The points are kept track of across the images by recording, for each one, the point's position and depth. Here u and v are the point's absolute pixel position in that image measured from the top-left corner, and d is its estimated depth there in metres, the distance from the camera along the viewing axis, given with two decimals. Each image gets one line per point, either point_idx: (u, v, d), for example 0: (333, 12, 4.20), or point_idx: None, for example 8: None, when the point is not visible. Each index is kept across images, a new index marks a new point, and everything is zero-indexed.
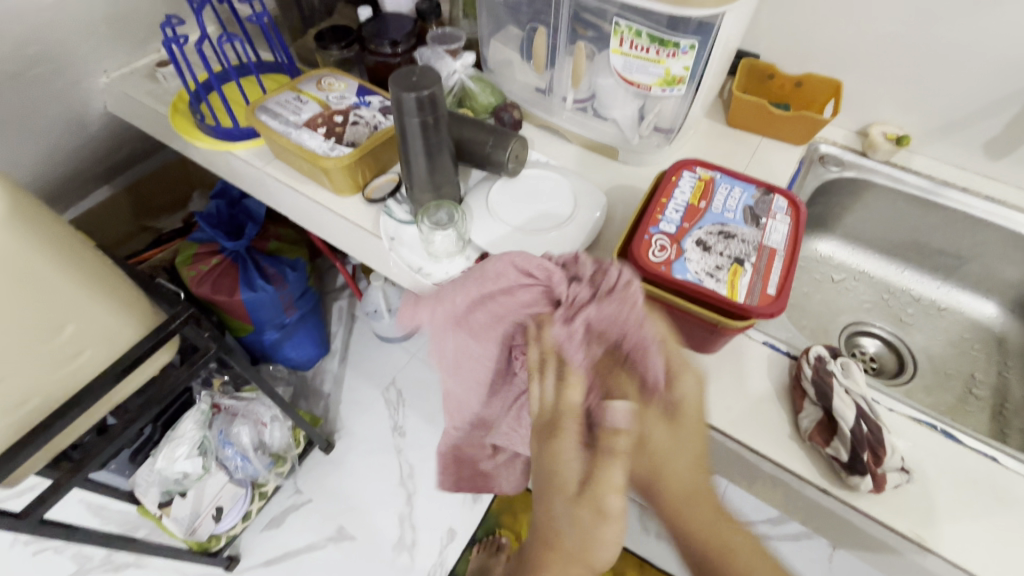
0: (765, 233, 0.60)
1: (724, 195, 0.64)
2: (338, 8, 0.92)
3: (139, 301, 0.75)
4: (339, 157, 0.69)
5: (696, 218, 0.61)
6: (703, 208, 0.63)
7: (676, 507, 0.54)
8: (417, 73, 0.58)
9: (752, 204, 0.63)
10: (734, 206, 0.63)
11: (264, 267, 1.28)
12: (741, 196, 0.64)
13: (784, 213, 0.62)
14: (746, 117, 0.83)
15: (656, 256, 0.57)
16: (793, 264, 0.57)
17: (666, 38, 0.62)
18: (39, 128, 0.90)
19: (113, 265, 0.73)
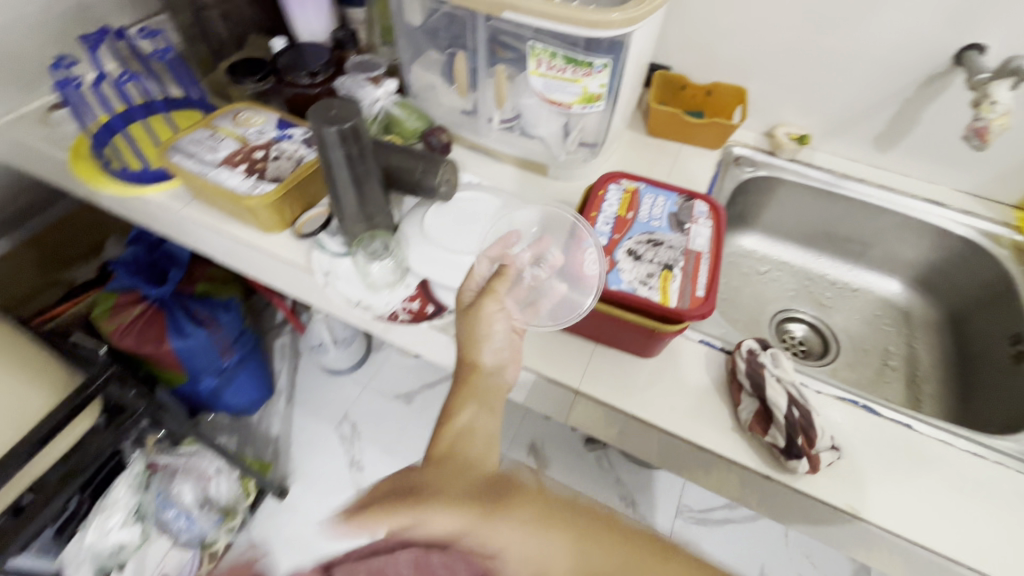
0: (690, 238, 0.63)
1: (650, 204, 0.67)
2: (250, 39, 0.90)
3: (34, 357, 0.74)
4: (263, 195, 0.67)
5: (625, 229, 0.64)
6: (631, 218, 0.66)
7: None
8: (337, 105, 0.57)
9: (676, 210, 0.66)
10: (660, 213, 0.66)
11: (194, 310, 1.22)
12: (664, 204, 0.67)
13: (706, 218, 0.65)
14: (666, 126, 0.88)
15: (590, 269, 0.60)
16: (718, 264, 0.60)
17: (581, 58, 0.64)
18: None
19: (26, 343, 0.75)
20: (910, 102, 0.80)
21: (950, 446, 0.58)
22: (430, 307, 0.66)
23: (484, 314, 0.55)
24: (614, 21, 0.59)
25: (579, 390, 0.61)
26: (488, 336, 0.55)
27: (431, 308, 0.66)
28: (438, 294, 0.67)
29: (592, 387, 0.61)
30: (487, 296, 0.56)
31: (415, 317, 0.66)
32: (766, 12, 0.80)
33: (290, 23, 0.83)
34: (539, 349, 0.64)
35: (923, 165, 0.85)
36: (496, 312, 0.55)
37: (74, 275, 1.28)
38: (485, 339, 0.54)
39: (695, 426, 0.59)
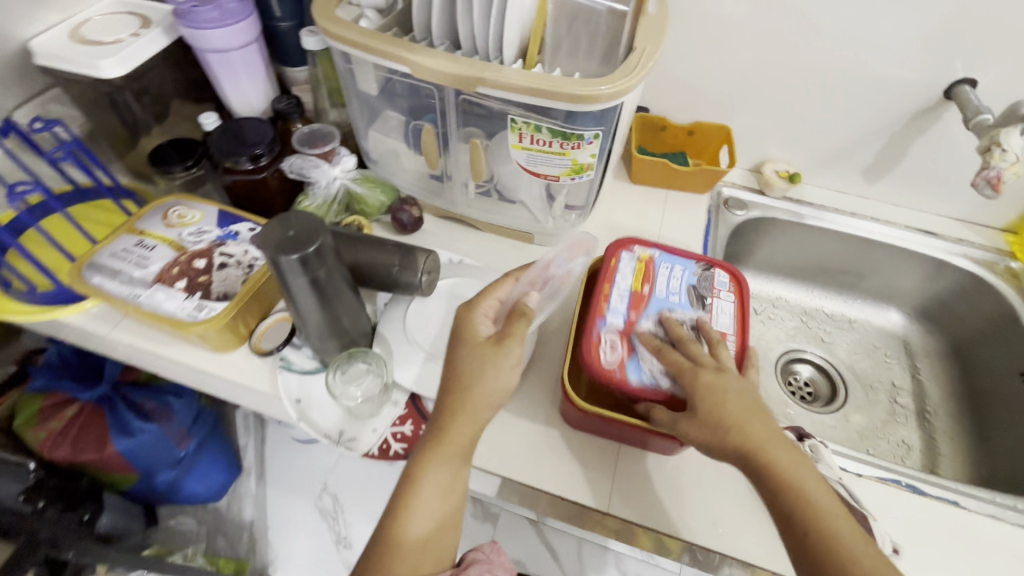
0: (713, 314, 0.58)
1: (666, 276, 0.61)
2: (173, 105, 0.77)
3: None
4: (212, 318, 0.56)
5: (642, 305, 0.57)
6: (647, 292, 0.59)
7: (780, 481, 0.44)
8: (294, 224, 0.47)
9: (695, 283, 0.60)
10: (679, 287, 0.60)
11: (140, 402, 1.02)
12: (682, 275, 0.61)
13: (728, 290, 0.60)
14: (651, 174, 0.82)
15: (608, 358, 0.53)
16: (745, 348, 0.55)
17: (569, 132, 0.57)
18: None
19: None
20: (899, 135, 0.77)
21: (1000, 522, 0.55)
22: None
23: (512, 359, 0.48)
24: (602, 94, 0.52)
25: (610, 513, 0.53)
26: (505, 386, 0.49)
27: None
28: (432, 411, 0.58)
29: (622, 507, 0.53)
30: (511, 339, 0.49)
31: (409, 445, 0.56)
32: (749, 51, 0.75)
33: (220, 93, 0.72)
34: (556, 465, 0.56)
35: (913, 194, 0.83)
36: (511, 357, 0.49)
37: None
38: (477, 382, 0.48)
39: (740, 540, 0.52)
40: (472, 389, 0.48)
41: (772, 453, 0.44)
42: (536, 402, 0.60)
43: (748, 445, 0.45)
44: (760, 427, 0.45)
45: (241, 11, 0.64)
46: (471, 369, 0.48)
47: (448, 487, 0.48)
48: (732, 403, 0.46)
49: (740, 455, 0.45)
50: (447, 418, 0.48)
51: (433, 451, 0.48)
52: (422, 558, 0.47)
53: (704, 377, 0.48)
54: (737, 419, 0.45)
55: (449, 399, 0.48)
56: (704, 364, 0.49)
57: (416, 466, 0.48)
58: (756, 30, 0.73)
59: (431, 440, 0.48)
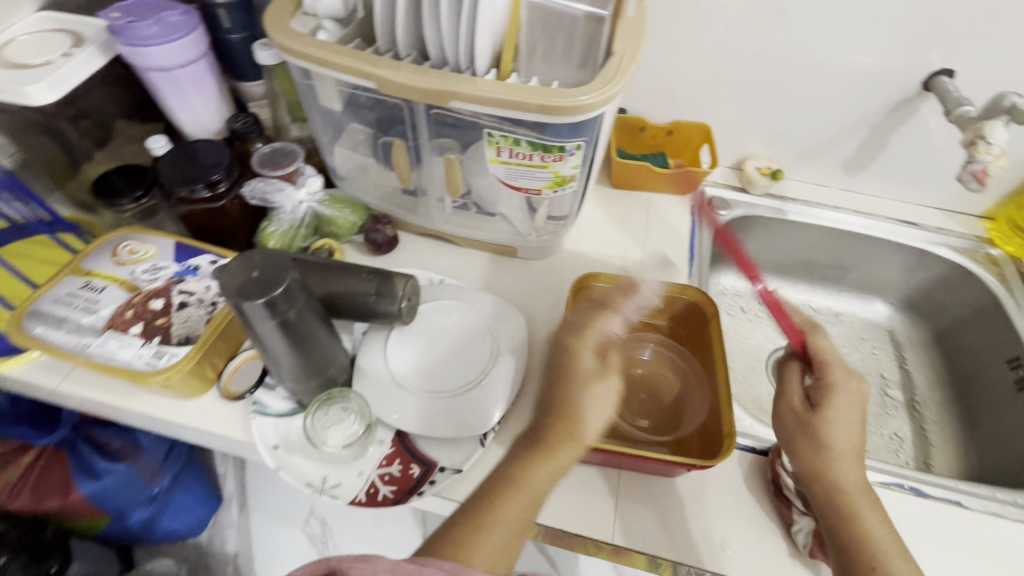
0: None
1: None
2: (117, 126, 0.72)
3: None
4: (173, 366, 0.52)
5: None
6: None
7: (843, 501, 0.44)
8: (256, 265, 0.43)
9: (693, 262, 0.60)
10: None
11: (105, 441, 0.95)
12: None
13: (704, 265, 0.61)
14: (632, 177, 0.79)
15: None
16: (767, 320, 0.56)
17: (550, 144, 0.53)
18: None
19: None
20: (878, 128, 0.77)
21: (1003, 520, 0.55)
22: (414, 468, 0.53)
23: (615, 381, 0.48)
24: (582, 105, 0.49)
25: (614, 544, 0.51)
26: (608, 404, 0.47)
27: (415, 469, 0.53)
28: (421, 448, 0.54)
29: (626, 536, 0.51)
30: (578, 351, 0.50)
31: (399, 487, 0.52)
32: (727, 48, 0.73)
33: (168, 114, 0.66)
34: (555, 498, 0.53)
35: (893, 185, 0.83)
36: (590, 395, 0.47)
37: None
38: (603, 388, 0.47)
39: (751, 562, 0.51)
40: (583, 415, 0.46)
41: (843, 472, 0.45)
42: (530, 429, 0.57)
43: (833, 454, 0.45)
44: (853, 441, 0.46)
45: (185, 24, 0.59)
46: (591, 383, 0.47)
47: (540, 495, 0.44)
48: (840, 411, 0.47)
49: (819, 462, 0.46)
50: (562, 423, 0.46)
51: (534, 456, 0.45)
52: (496, 564, 0.41)
53: (834, 390, 0.48)
54: (830, 430, 0.46)
55: (568, 402, 0.47)
56: (839, 368, 0.49)
57: (526, 464, 0.44)
58: (733, 27, 0.71)
59: (534, 450, 0.45)
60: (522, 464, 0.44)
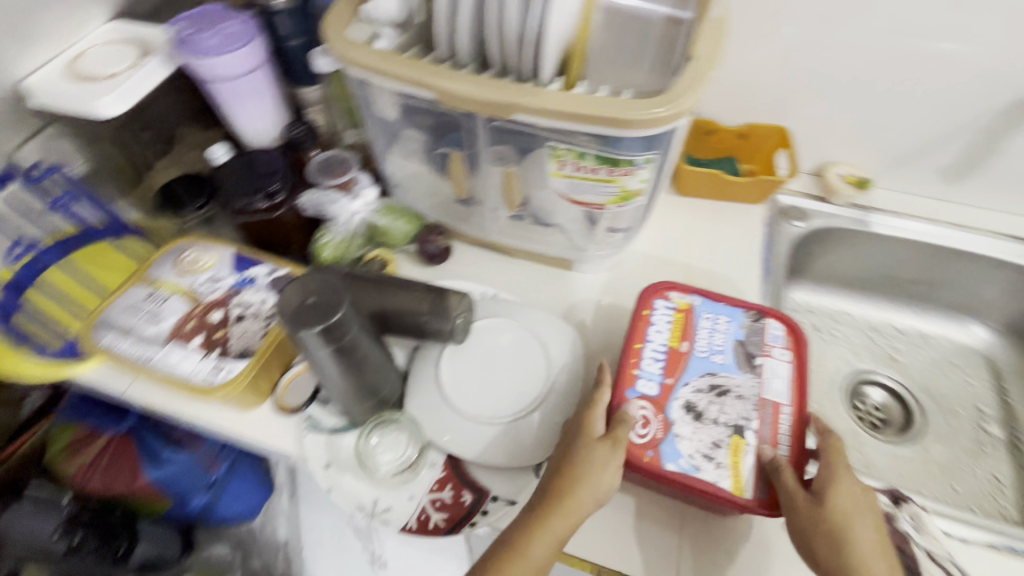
0: (765, 380, 0.50)
1: (709, 329, 0.53)
2: (179, 134, 0.74)
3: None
4: (231, 381, 0.52)
5: (679, 369, 0.50)
6: (686, 350, 0.52)
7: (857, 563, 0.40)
8: (313, 290, 0.42)
9: (743, 338, 0.52)
10: (716, 347, 0.51)
11: (168, 431, 1.00)
12: (727, 327, 0.53)
13: (783, 345, 0.52)
14: (698, 186, 0.74)
15: (639, 436, 0.47)
16: (803, 425, 0.47)
17: (618, 158, 0.50)
18: None
19: None
20: (989, 133, 0.68)
21: None
22: (466, 496, 0.52)
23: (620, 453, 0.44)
24: (653, 119, 0.45)
25: None
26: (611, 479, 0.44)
27: (467, 497, 0.52)
28: (473, 475, 0.53)
29: None
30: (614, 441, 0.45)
31: (450, 515, 0.51)
32: (813, 44, 0.66)
33: (229, 123, 0.66)
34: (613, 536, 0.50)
35: (1000, 196, 0.73)
36: (620, 460, 0.44)
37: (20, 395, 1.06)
38: (596, 467, 0.44)
39: None
40: (580, 477, 0.43)
41: (859, 533, 0.41)
42: None
43: (841, 520, 0.41)
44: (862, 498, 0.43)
45: (244, 34, 0.58)
46: (581, 461, 0.44)
47: (560, 545, 0.42)
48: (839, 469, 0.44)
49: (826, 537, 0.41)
50: (550, 504, 0.43)
51: (530, 526, 0.43)
52: None
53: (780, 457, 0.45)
54: (840, 487, 0.43)
55: (555, 484, 0.44)
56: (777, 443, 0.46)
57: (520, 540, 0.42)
58: (822, 22, 0.64)
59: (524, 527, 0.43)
60: (512, 539, 0.43)
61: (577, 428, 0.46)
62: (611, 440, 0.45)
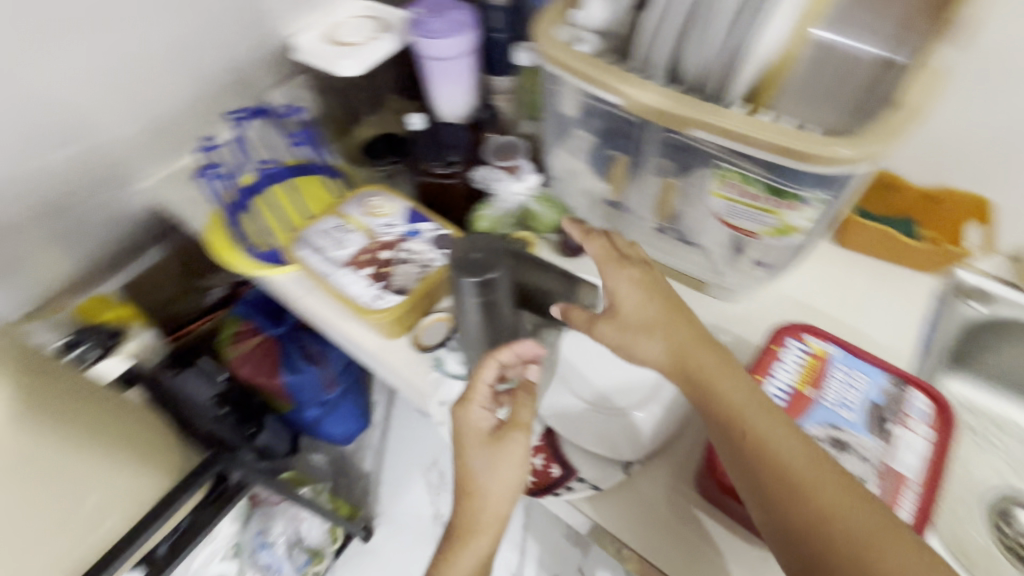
0: (893, 450, 0.47)
1: (841, 382, 0.50)
2: (387, 100, 0.87)
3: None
4: (387, 310, 0.61)
5: (799, 412, 0.49)
6: (811, 396, 0.50)
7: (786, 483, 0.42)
8: (478, 248, 0.50)
9: (879, 401, 0.49)
10: (844, 401, 0.49)
11: (307, 346, 1.20)
12: (864, 386, 0.50)
13: (923, 420, 0.48)
14: (864, 241, 0.69)
15: None
16: (929, 507, 0.44)
17: (786, 191, 0.50)
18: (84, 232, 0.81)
19: (127, 418, 0.83)
20: None
21: None
22: (554, 469, 0.55)
23: (513, 450, 0.49)
24: (838, 158, 0.45)
25: None
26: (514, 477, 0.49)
27: (555, 470, 0.55)
28: (566, 453, 0.56)
29: None
30: (511, 428, 0.50)
31: (537, 480, 0.55)
32: None
33: (430, 97, 0.76)
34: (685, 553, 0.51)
35: None
36: (518, 454, 0.49)
37: None
38: (491, 477, 0.49)
39: None
40: (482, 493, 0.49)
41: (726, 393, 0.46)
42: (679, 472, 0.55)
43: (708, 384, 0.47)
44: (767, 408, 0.45)
45: (464, 24, 0.67)
46: (479, 475, 0.49)
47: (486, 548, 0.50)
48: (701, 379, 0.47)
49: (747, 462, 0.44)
50: (463, 525, 0.50)
51: (459, 540, 0.50)
52: None
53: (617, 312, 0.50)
54: (727, 398, 0.46)
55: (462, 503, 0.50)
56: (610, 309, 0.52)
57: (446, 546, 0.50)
58: None
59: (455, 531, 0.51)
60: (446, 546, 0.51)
61: (462, 428, 0.51)
62: (496, 442, 0.50)
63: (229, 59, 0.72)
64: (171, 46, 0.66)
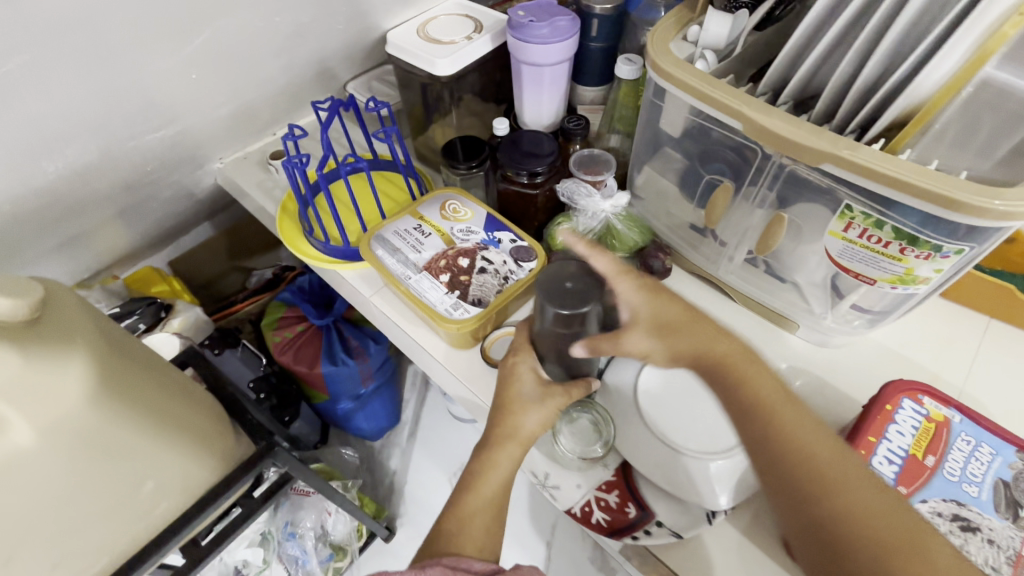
0: None
1: (964, 453, 0.46)
2: (464, 100, 0.78)
3: (199, 423, 0.64)
4: (463, 321, 0.59)
5: (917, 482, 0.45)
6: (930, 464, 0.46)
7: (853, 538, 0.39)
8: (570, 277, 0.50)
9: (1009, 479, 0.44)
10: (968, 475, 0.45)
11: (348, 338, 1.18)
12: (990, 461, 0.45)
13: None
14: (973, 294, 0.64)
15: None
16: None
17: (922, 240, 0.46)
18: (154, 203, 0.80)
19: (208, 400, 0.69)
20: None
21: None
22: (630, 509, 0.52)
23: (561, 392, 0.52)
24: (989, 212, 0.41)
25: None
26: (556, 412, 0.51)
27: (632, 510, 0.52)
28: (642, 492, 0.53)
29: None
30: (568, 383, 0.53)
31: (612, 519, 0.52)
32: None
33: (517, 102, 0.74)
34: None
35: None
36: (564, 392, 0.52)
37: (253, 263, 1.31)
38: (533, 401, 0.51)
39: None
40: (524, 413, 0.50)
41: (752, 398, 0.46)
42: (764, 525, 0.52)
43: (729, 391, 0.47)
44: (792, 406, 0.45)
45: (567, 30, 0.65)
46: (527, 398, 0.51)
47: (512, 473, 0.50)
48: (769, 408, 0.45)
49: (810, 510, 0.41)
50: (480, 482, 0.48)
51: (484, 455, 0.49)
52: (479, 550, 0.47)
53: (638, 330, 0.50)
54: (794, 436, 0.43)
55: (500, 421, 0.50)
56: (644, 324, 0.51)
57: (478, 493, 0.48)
58: None
59: (485, 443, 0.50)
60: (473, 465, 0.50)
61: (519, 370, 0.53)
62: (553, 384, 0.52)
63: (322, 47, 0.71)
64: (283, 35, 0.65)
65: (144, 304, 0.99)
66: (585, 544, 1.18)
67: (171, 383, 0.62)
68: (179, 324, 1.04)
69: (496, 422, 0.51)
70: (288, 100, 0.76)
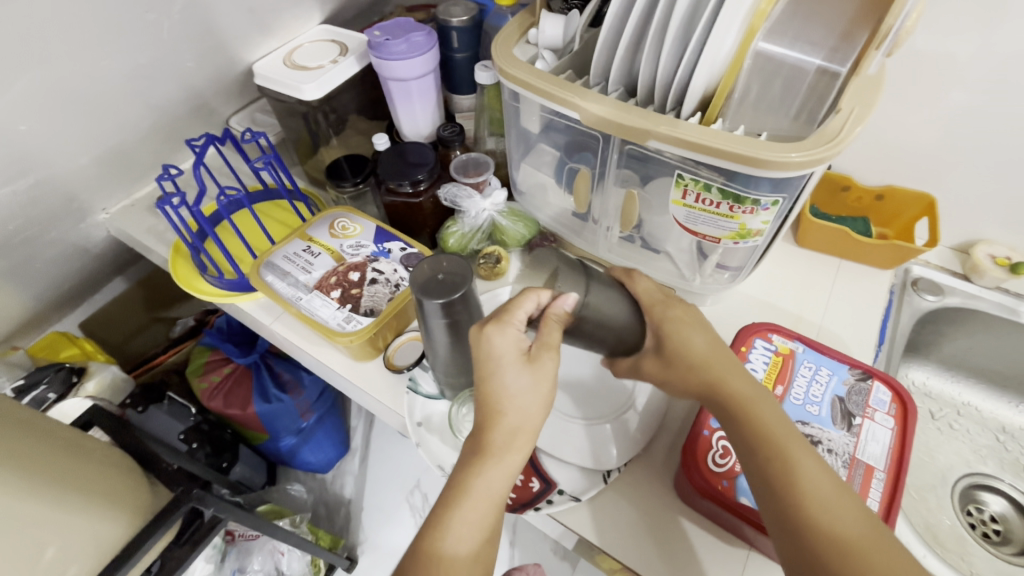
0: (858, 441, 0.48)
1: (807, 379, 0.52)
2: (349, 120, 0.81)
3: (98, 480, 0.62)
4: (356, 332, 0.60)
5: None
6: (779, 394, 0.51)
7: (829, 536, 0.38)
8: (443, 268, 0.50)
9: (843, 395, 0.51)
10: (810, 398, 0.51)
11: (278, 372, 1.16)
12: (828, 381, 0.52)
13: (886, 411, 0.49)
14: (822, 239, 0.72)
15: (717, 463, 0.51)
16: (895, 495, 0.45)
17: (743, 197, 0.52)
18: (35, 262, 0.77)
19: (112, 458, 0.67)
20: None
21: None
22: (535, 483, 0.55)
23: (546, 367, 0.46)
24: (789, 162, 0.46)
25: None
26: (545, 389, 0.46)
27: (535, 485, 0.55)
28: (545, 466, 0.56)
29: None
30: (545, 350, 0.47)
31: (518, 496, 0.55)
32: (964, 120, 0.67)
33: (394, 117, 0.77)
34: (668, 553, 0.51)
35: None
36: (551, 366, 0.47)
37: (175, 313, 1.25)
38: (518, 387, 0.45)
39: None
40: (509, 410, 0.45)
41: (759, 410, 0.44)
42: (659, 475, 0.56)
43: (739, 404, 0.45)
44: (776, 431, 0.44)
45: (423, 45, 0.68)
46: (512, 386, 0.45)
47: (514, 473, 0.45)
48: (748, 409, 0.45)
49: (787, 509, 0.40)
50: None
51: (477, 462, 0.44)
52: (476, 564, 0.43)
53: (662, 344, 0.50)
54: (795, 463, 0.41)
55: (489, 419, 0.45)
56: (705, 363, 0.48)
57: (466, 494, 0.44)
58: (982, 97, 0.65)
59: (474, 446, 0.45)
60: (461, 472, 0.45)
61: (492, 354, 0.46)
62: (533, 362, 0.46)
63: (192, 80, 0.72)
64: (139, 76, 0.65)
65: (54, 370, 0.92)
66: (546, 537, 1.20)
67: (59, 447, 0.60)
68: (94, 388, 0.98)
69: (483, 425, 0.46)
70: (166, 141, 0.76)
